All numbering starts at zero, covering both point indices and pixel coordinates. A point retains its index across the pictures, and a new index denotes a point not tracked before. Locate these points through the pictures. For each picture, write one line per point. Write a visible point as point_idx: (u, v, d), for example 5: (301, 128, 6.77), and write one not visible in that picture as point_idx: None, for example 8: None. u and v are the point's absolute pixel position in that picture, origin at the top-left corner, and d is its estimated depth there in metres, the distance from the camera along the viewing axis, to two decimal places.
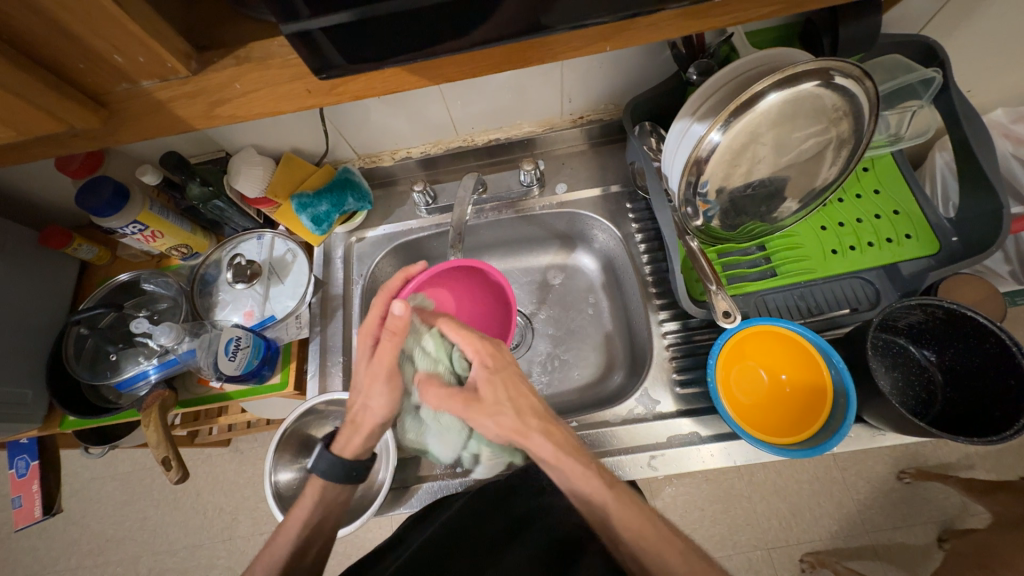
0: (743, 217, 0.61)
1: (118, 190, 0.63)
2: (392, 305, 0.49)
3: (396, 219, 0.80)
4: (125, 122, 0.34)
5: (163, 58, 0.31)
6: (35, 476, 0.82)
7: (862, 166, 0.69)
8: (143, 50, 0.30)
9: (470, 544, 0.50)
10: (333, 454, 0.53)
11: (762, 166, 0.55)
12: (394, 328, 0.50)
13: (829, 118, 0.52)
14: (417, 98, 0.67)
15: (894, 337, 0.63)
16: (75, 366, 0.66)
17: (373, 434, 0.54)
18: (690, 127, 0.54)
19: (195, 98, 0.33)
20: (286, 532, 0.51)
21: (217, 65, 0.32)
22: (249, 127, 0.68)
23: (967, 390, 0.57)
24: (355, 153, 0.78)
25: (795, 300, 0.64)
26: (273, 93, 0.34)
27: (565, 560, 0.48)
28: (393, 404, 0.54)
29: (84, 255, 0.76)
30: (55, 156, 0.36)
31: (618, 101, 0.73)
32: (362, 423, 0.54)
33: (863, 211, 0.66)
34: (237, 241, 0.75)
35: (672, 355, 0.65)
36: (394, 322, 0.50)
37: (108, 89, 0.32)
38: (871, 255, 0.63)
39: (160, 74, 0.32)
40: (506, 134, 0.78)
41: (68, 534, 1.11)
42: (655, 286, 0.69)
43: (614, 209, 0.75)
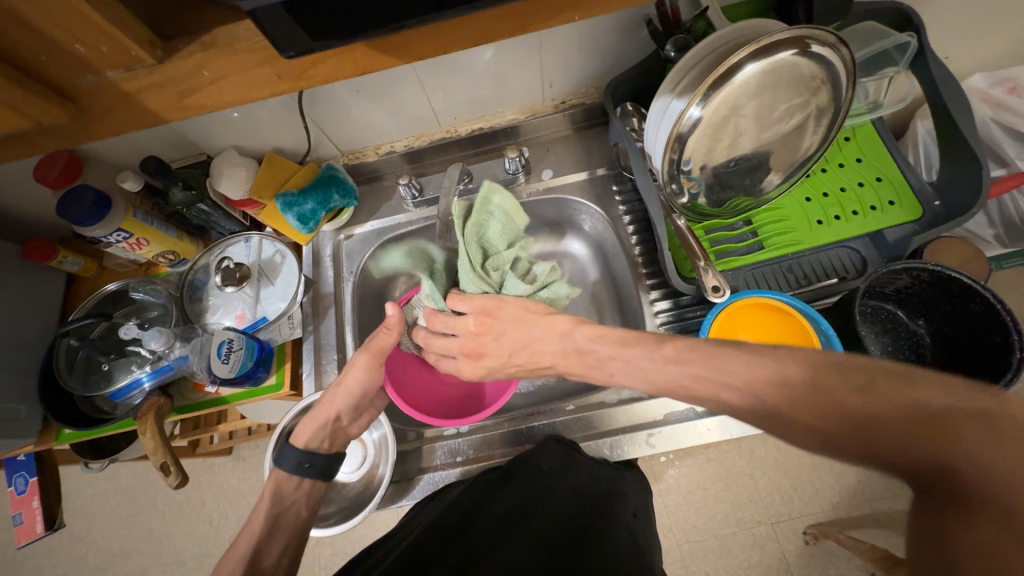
0: (728, 192, 0.61)
1: (99, 198, 0.63)
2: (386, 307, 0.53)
3: (384, 214, 0.80)
4: (94, 115, 0.33)
5: (128, 47, 0.30)
6: (35, 493, 0.82)
7: (845, 136, 0.70)
8: (106, 39, 0.29)
9: (470, 530, 0.49)
10: (292, 447, 0.55)
11: (743, 139, 0.55)
12: (389, 326, 0.55)
13: (808, 87, 0.52)
14: (397, 89, 0.66)
15: (882, 303, 0.63)
16: (68, 377, 0.66)
17: (329, 423, 0.57)
18: (670, 104, 0.54)
19: (164, 88, 0.33)
20: (248, 531, 0.51)
21: (183, 52, 0.32)
22: (228, 128, 0.68)
23: (956, 348, 0.58)
24: (338, 150, 0.77)
25: (783, 272, 0.64)
26: (244, 79, 0.34)
27: (564, 542, 0.47)
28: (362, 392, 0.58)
29: (70, 267, 0.75)
30: (27, 156, 0.35)
31: (599, 84, 0.73)
32: (324, 411, 0.57)
33: (847, 180, 0.66)
34: (224, 245, 0.75)
35: (665, 333, 0.65)
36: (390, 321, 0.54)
37: (74, 83, 0.32)
38: (856, 223, 0.64)
39: (126, 63, 0.31)
40: (489, 123, 0.77)
41: (73, 551, 1.11)
42: (645, 266, 0.69)
43: (601, 192, 0.75)
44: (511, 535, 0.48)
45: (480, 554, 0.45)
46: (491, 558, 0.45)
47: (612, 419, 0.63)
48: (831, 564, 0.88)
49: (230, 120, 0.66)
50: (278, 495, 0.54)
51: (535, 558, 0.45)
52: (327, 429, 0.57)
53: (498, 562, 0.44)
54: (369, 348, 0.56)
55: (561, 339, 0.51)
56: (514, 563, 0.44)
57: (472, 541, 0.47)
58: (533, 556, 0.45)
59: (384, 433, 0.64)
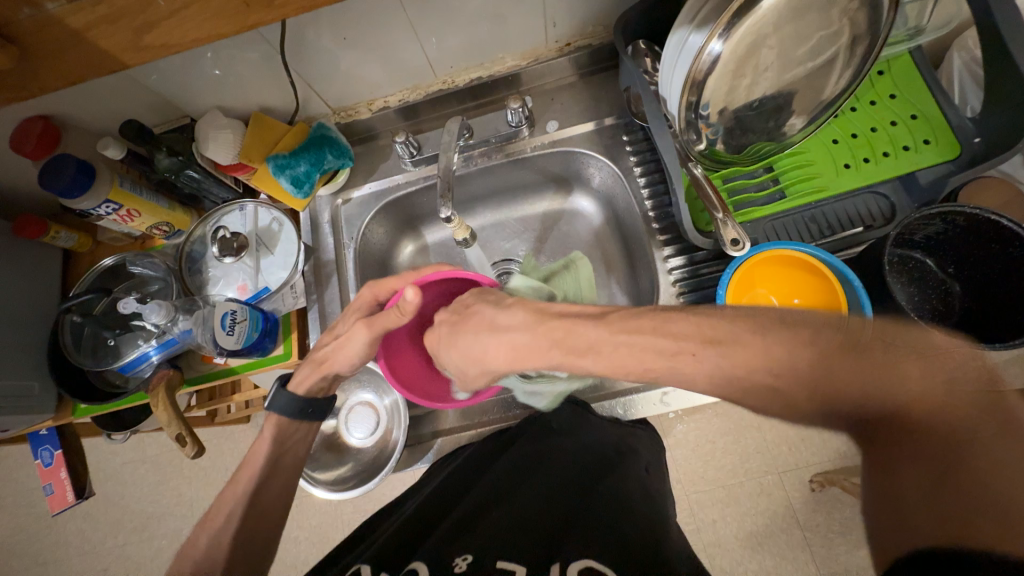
0: (749, 136, 0.57)
1: (81, 167, 0.60)
2: (404, 290, 0.46)
3: (381, 175, 0.76)
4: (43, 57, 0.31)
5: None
6: (62, 465, 0.84)
7: (878, 70, 0.64)
8: None
9: (477, 486, 0.51)
10: (287, 394, 0.55)
11: (768, 77, 0.50)
12: (403, 309, 0.47)
13: (843, 11, 0.47)
14: (387, 35, 0.61)
15: (909, 252, 0.60)
16: (76, 354, 0.65)
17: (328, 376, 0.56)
18: (687, 39, 0.47)
19: (117, 22, 0.30)
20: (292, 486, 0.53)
21: None
22: (211, 86, 0.63)
23: (987, 299, 0.55)
24: (329, 108, 0.73)
25: (806, 222, 0.61)
26: (205, 10, 0.31)
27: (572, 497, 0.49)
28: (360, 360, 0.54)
29: (64, 242, 0.73)
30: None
31: (607, 21, 0.66)
32: (324, 364, 0.55)
33: (878, 119, 0.62)
34: (219, 214, 0.72)
35: (680, 291, 0.63)
36: (404, 306, 0.47)
37: (13, 19, 0.29)
38: (886, 166, 0.60)
39: None
40: (488, 72, 0.72)
41: (108, 515, 1.16)
42: (658, 221, 0.66)
43: (610, 143, 0.70)
44: (517, 491, 0.50)
45: (485, 509, 0.48)
46: (496, 517, 0.46)
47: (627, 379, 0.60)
48: (837, 511, 0.87)
49: (211, 78, 0.62)
50: (279, 444, 0.55)
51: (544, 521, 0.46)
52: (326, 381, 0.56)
53: (504, 518, 0.46)
54: (371, 324, 0.51)
55: (492, 346, 0.45)
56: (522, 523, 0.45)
57: (479, 496, 0.50)
58: (540, 512, 0.47)
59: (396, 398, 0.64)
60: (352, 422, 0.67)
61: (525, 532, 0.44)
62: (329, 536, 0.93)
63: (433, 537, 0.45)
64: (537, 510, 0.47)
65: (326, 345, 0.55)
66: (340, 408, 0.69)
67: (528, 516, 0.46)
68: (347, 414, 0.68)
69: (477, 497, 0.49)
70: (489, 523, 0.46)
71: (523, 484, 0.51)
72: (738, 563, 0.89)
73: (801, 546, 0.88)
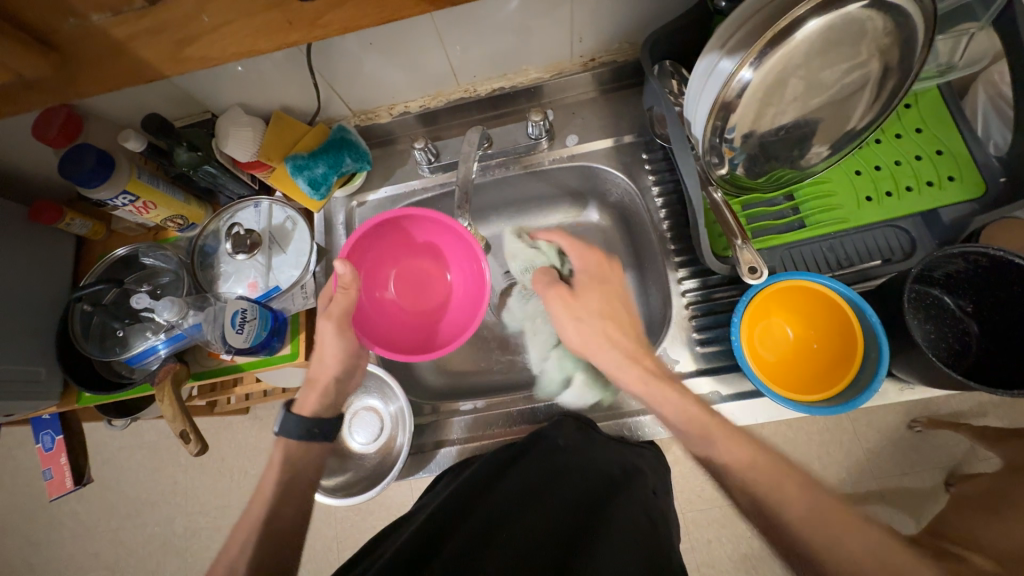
0: (772, 163, 0.57)
1: (102, 158, 0.60)
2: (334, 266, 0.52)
3: (398, 179, 0.76)
4: (80, 63, 0.32)
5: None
6: (62, 450, 0.84)
7: (905, 103, 0.64)
8: None
9: (484, 503, 0.50)
10: (296, 416, 0.56)
11: (796, 105, 0.50)
12: (344, 284, 0.54)
13: (877, 45, 0.46)
14: (413, 42, 0.61)
15: (928, 288, 0.59)
16: (85, 343, 0.66)
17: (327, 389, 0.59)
18: (717, 64, 0.47)
19: (159, 35, 0.31)
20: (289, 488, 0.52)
21: None
22: (234, 83, 0.63)
23: (1005, 340, 0.54)
24: (349, 110, 0.73)
25: (824, 252, 0.60)
26: (244, 28, 0.32)
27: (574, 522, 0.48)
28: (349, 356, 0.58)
29: (78, 229, 0.73)
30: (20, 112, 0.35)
31: (634, 39, 0.66)
32: (318, 378, 0.59)
33: (903, 153, 0.61)
34: (234, 209, 0.72)
35: (693, 313, 0.62)
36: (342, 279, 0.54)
37: (55, 24, 0.30)
38: (909, 201, 0.59)
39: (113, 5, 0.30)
40: (511, 83, 0.71)
41: (104, 499, 1.16)
42: (674, 242, 0.65)
43: (630, 161, 0.70)
44: (527, 511, 0.48)
45: (495, 528, 0.46)
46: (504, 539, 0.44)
47: None
48: None
49: (235, 76, 0.62)
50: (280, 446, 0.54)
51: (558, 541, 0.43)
52: (328, 398, 0.59)
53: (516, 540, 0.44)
54: (330, 314, 0.57)
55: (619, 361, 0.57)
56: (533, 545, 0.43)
57: (488, 514, 0.48)
58: (552, 534, 0.45)
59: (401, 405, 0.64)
60: (357, 426, 0.67)
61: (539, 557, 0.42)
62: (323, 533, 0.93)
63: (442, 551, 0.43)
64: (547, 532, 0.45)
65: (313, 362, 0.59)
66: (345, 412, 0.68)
67: (540, 538, 0.44)
68: (352, 419, 0.67)
69: (486, 514, 0.48)
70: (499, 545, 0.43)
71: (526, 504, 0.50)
72: None
73: None
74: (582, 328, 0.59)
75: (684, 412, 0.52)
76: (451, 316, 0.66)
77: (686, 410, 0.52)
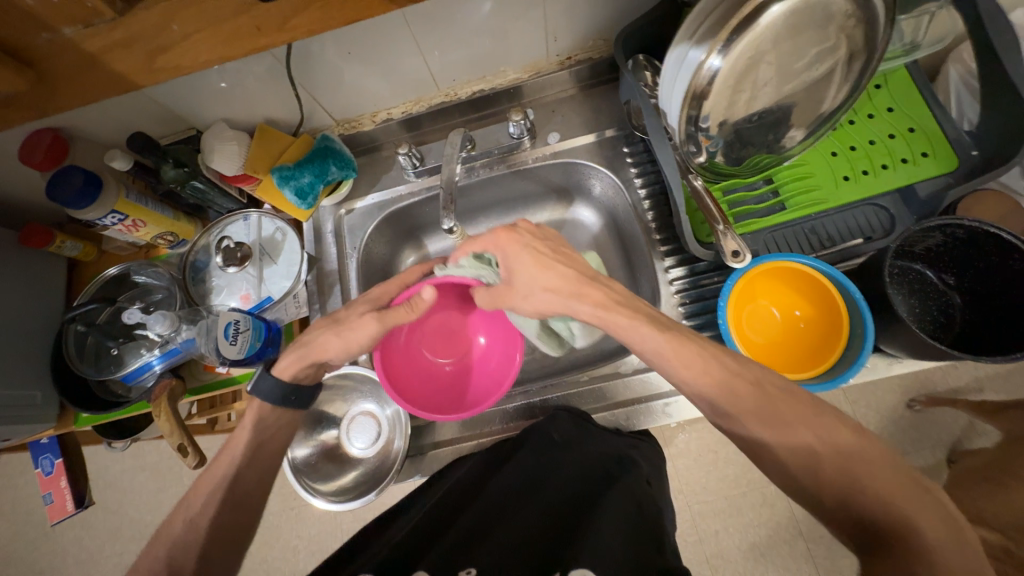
0: (748, 149, 0.58)
1: (89, 178, 0.60)
2: (426, 290, 0.53)
3: (384, 186, 0.77)
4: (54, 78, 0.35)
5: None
6: (62, 473, 0.84)
7: (875, 83, 0.65)
8: None
9: (476, 501, 0.50)
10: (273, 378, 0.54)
11: (767, 91, 0.51)
12: (416, 307, 0.54)
13: (840, 28, 0.48)
14: (390, 49, 0.62)
15: (910, 263, 0.60)
16: (80, 364, 0.66)
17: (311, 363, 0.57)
18: (686, 55, 0.48)
19: (131, 46, 0.34)
20: None
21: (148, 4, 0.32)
22: (217, 98, 0.64)
23: (988, 310, 0.55)
24: (332, 120, 0.74)
25: (806, 233, 0.61)
26: (213, 34, 0.34)
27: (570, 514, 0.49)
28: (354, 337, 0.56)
29: (69, 252, 0.74)
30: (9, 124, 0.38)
31: (608, 35, 0.67)
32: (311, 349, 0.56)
33: (876, 132, 0.62)
34: (223, 223, 0.73)
35: (681, 301, 0.63)
36: (421, 303, 0.54)
37: (28, 40, 0.33)
38: (885, 178, 0.60)
39: (83, 17, 0.32)
40: (491, 85, 0.73)
41: (108, 523, 1.15)
42: (659, 231, 0.66)
43: (611, 155, 0.71)
44: (517, 511, 0.49)
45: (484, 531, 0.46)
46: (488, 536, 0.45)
47: (629, 389, 0.62)
48: None
49: (217, 91, 0.63)
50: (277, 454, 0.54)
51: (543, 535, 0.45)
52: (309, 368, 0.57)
53: (502, 539, 0.45)
54: (382, 318, 0.54)
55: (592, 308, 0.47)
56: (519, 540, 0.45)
57: (478, 512, 0.49)
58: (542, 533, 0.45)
59: (397, 408, 0.64)
60: (354, 431, 0.68)
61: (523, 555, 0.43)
62: (328, 545, 0.93)
63: (429, 554, 0.44)
64: (530, 530, 0.46)
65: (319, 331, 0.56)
66: (342, 419, 0.69)
67: (525, 536, 0.45)
68: (349, 425, 0.68)
69: (476, 514, 0.49)
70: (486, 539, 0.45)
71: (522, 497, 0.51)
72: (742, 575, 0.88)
73: (805, 557, 0.86)
74: (538, 301, 0.49)
75: (674, 344, 0.44)
76: (473, 386, 0.63)
77: (705, 372, 0.42)
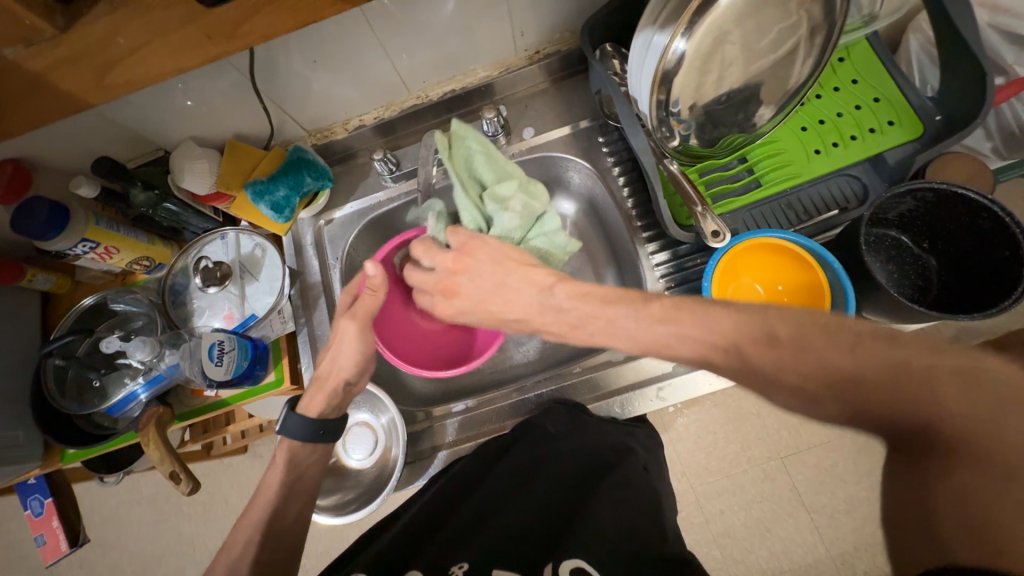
0: (720, 129, 0.58)
1: (55, 208, 0.58)
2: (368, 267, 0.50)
3: (362, 194, 0.76)
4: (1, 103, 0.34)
5: (22, 16, 0.29)
6: (53, 513, 0.82)
7: (839, 57, 0.66)
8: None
9: (473, 496, 0.51)
10: (299, 416, 0.54)
11: (734, 70, 0.52)
12: (373, 288, 0.52)
13: (799, 4, 0.48)
14: (356, 55, 0.61)
15: (885, 230, 0.61)
16: (61, 399, 0.64)
17: (333, 394, 0.56)
18: (651, 40, 0.48)
19: (78, 63, 0.33)
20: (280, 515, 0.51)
21: (91, 15, 0.32)
22: (182, 117, 0.63)
23: (962, 270, 0.56)
24: (304, 130, 0.73)
25: (783, 209, 0.62)
26: (164, 44, 0.33)
27: (570, 502, 0.48)
28: (360, 360, 0.55)
29: (41, 285, 0.71)
30: None
31: (575, 27, 0.68)
32: (327, 381, 0.56)
33: (843, 105, 0.63)
34: (200, 244, 0.71)
35: (667, 285, 0.63)
36: (374, 282, 0.51)
37: None
38: (855, 149, 0.61)
39: (24, 37, 0.31)
40: (461, 84, 0.72)
41: (106, 561, 1.12)
42: (640, 218, 0.67)
43: (587, 145, 0.71)
44: (514, 500, 0.49)
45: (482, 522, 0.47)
46: (487, 530, 0.46)
47: (623, 378, 0.61)
48: (840, 490, 0.85)
49: (183, 109, 0.61)
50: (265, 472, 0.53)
51: (540, 521, 0.46)
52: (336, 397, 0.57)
53: (500, 527, 0.46)
54: (355, 316, 0.54)
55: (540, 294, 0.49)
56: (516, 527, 0.46)
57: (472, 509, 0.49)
58: (538, 524, 0.46)
59: (392, 416, 0.64)
60: (351, 443, 0.67)
61: (522, 540, 0.44)
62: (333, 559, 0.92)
63: (424, 552, 0.45)
64: (524, 519, 0.47)
65: (324, 365, 0.56)
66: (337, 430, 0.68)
67: (523, 527, 0.46)
68: (345, 436, 0.67)
69: (475, 507, 0.49)
70: (485, 531, 0.46)
71: (521, 490, 0.50)
72: (749, 551, 0.88)
73: (810, 529, 0.86)
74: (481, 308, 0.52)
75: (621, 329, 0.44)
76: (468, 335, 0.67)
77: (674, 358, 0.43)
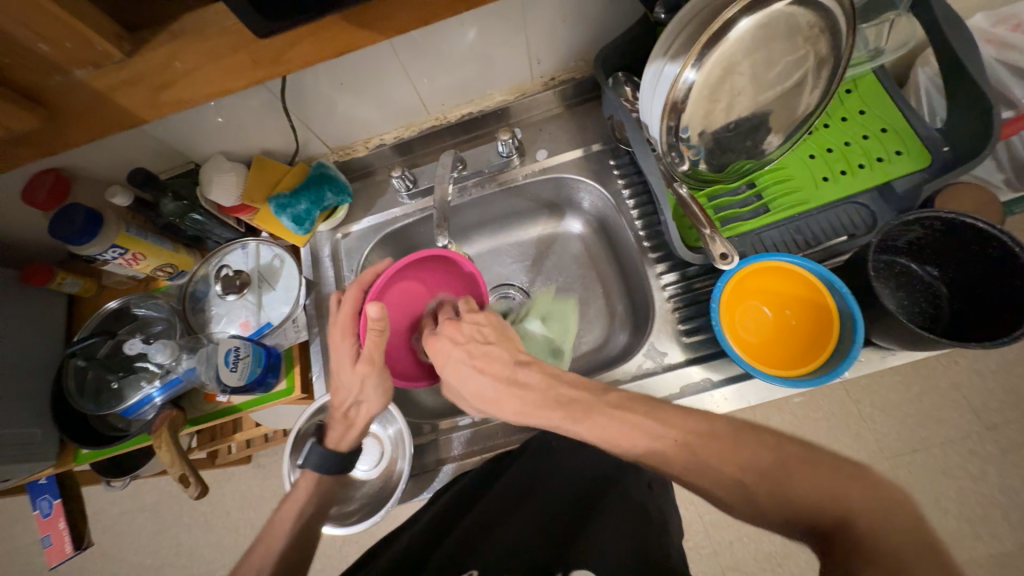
0: (729, 155, 0.60)
1: (90, 215, 0.62)
2: (369, 309, 0.50)
3: (379, 209, 0.78)
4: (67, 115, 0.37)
5: (94, 42, 0.33)
6: (60, 515, 0.82)
7: (846, 88, 0.68)
8: (68, 34, 0.32)
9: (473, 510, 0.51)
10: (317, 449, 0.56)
11: (743, 99, 0.53)
12: (378, 327, 0.51)
13: (807, 38, 0.50)
14: (381, 80, 0.64)
15: (895, 257, 0.62)
16: (79, 399, 0.65)
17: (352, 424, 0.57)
18: (663, 70, 0.50)
19: (136, 83, 0.36)
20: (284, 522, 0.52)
21: (152, 44, 0.35)
22: (213, 133, 0.66)
23: (974, 298, 0.56)
24: (327, 147, 0.76)
25: (791, 233, 0.63)
26: (214, 67, 0.36)
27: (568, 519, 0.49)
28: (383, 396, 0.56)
29: (69, 288, 0.74)
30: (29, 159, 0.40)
31: (589, 57, 0.71)
32: (355, 418, 0.57)
33: (851, 134, 0.65)
34: (222, 253, 0.74)
35: (675, 306, 0.64)
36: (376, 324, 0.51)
37: (38, 84, 0.35)
38: (863, 177, 0.62)
39: (93, 60, 0.35)
40: (478, 107, 0.75)
41: (106, 569, 1.12)
42: (649, 240, 0.68)
43: (599, 168, 0.73)
44: (514, 517, 0.49)
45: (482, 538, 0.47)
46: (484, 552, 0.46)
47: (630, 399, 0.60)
48: None
49: (214, 126, 0.65)
50: None
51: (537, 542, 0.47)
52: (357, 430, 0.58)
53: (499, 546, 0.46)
54: (371, 360, 0.54)
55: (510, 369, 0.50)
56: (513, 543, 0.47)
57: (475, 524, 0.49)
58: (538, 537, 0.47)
59: (399, 428, 0.64)
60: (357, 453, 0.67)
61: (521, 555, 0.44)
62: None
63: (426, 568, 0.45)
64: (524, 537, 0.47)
65: (349, 404, 0.57)
66: None
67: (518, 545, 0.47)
68: None
69: (476, 520, 0.49)
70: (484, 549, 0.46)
71: (524, 505, 0.51)
72: None
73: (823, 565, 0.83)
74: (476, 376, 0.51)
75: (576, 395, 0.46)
76: None
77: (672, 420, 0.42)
